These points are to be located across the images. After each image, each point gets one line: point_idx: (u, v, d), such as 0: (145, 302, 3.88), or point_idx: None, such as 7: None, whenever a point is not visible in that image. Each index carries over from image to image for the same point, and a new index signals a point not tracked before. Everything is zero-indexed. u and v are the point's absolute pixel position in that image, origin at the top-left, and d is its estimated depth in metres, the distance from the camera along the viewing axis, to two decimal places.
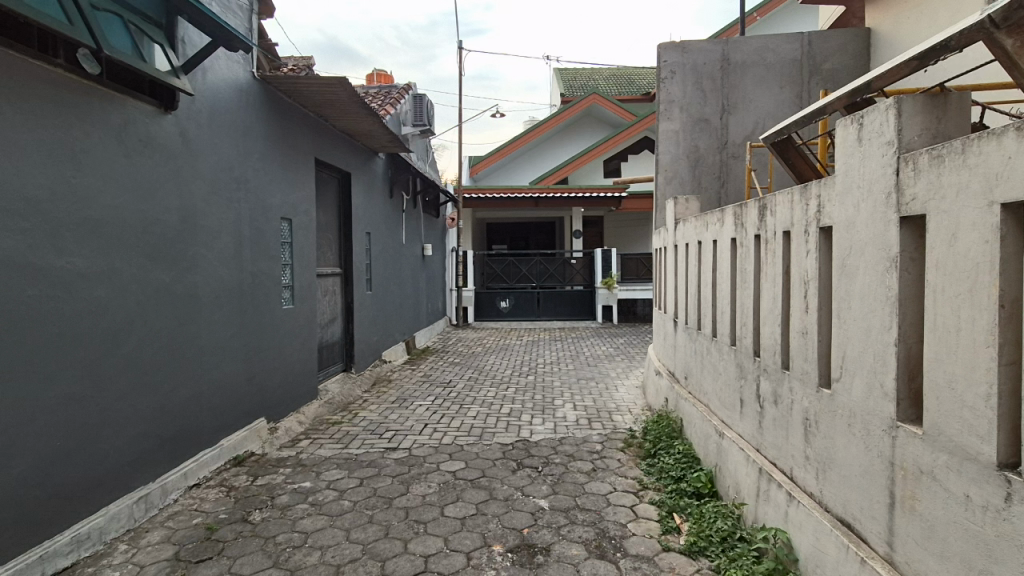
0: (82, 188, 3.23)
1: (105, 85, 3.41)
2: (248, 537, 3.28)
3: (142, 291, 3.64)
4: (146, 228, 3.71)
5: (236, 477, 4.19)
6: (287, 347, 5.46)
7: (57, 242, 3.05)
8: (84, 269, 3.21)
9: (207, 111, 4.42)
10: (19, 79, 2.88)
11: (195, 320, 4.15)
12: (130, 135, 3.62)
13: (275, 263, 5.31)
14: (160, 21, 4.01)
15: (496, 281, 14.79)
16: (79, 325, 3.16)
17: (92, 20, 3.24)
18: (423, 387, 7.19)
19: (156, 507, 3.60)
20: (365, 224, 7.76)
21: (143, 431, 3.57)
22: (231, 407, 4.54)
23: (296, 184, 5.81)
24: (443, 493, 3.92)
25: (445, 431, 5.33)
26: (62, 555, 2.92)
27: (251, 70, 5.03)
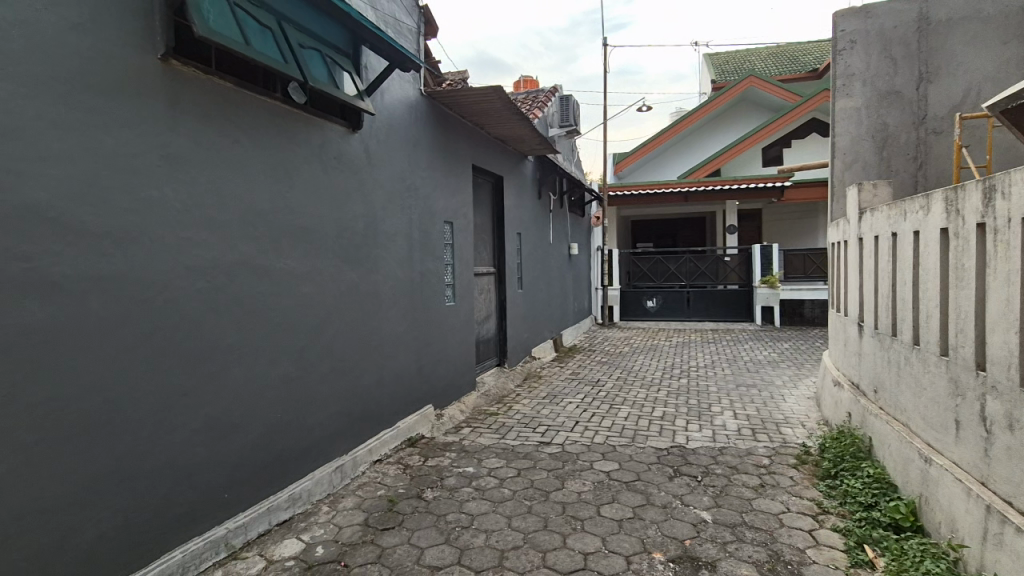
0: (293, 200, 3.83)
1: (310, 113, 4.02)
2: (423, 512, 3.60)
3: (336, 288, 4.21)
4: (339, 234, 4.28)
5: (410, 457, 4.65)
6: (450, 341, 5.89)
7: (277, 248, 3.66)
8: (296, 269, 3.81)
9: (384, 128, 4.94)
10: (250, 114, 3.51)
11: (377, 315, 4.68)
12: (327, 153, 4.20)
13: (439, 263, 5.76)
14: (348, 51, 4.58)
15: (643, 280, 14.38)
16: (293, 316, 3.76)
17: (300, 57, 3.83)
18: (572, 385, 7.25)
19: (349, 477, 4.15)
20: (516, 225, 8.05)
21: (337, 410, 4.12)
22: (406, 393, 5.04)
23: (456, 190, 6.25)
24: (598, 492, 3.91)
25: (597, 430, 5.31)
26: (282, 509, 3.51)
27: (420, 87, 5.52)
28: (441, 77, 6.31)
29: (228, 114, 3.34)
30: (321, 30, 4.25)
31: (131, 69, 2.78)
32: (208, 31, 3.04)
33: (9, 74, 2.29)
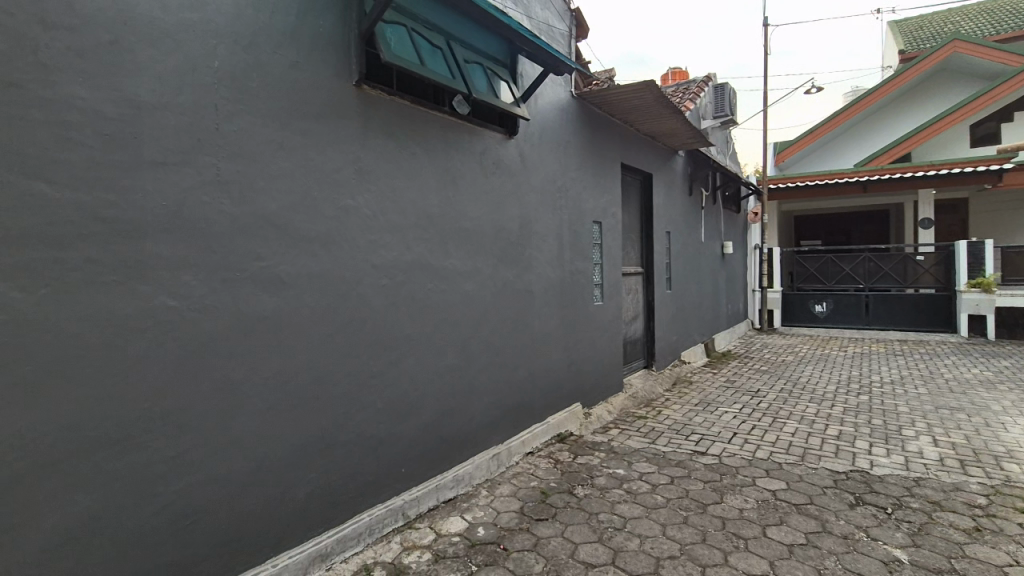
0: (457, 204, 4.14)
1: (473, 122, 4.31)
2: (575, 508, 3.66)
3: (494, 286, 4.46)
4: (497, 235, 4.53)
5: (561, 452, 4.75)
6: (598, 340, 5.89)
7: (445, 248, 4.00)
8: (460, 268, 4.12)
9: (538, 132, 5.11)
10: (423, 128, 3.87)
11: (530, 312, 4.85)
12: (486, 159, 4.46)
13: (588, 263, 5.79)
14: (506, 62, 4.82)
15: (810, 282, 12.91)
16: (457, 311, 4.07)
17: (464, 71, 4.13)
18: (728, 393, 6.77)
19: (505, 465, 4.38)
20: (666, 223, 7.76)
21: (494, 401, 4.36)
22: (556, 389, 5.16)
23: (605, 189, 6.21)
24: (763, 512, 3.60)
25: (759, 444, 4.89)
26: (448, 488, 3.83)
27: (571, 89, 5.59)
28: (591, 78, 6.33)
29: (405, 128, 3.73)
30: (483, 44, 4.54)
31: (332, 95, 3.25)
32: (390, 56, 3.43)
33: (250, 107, 2.82)
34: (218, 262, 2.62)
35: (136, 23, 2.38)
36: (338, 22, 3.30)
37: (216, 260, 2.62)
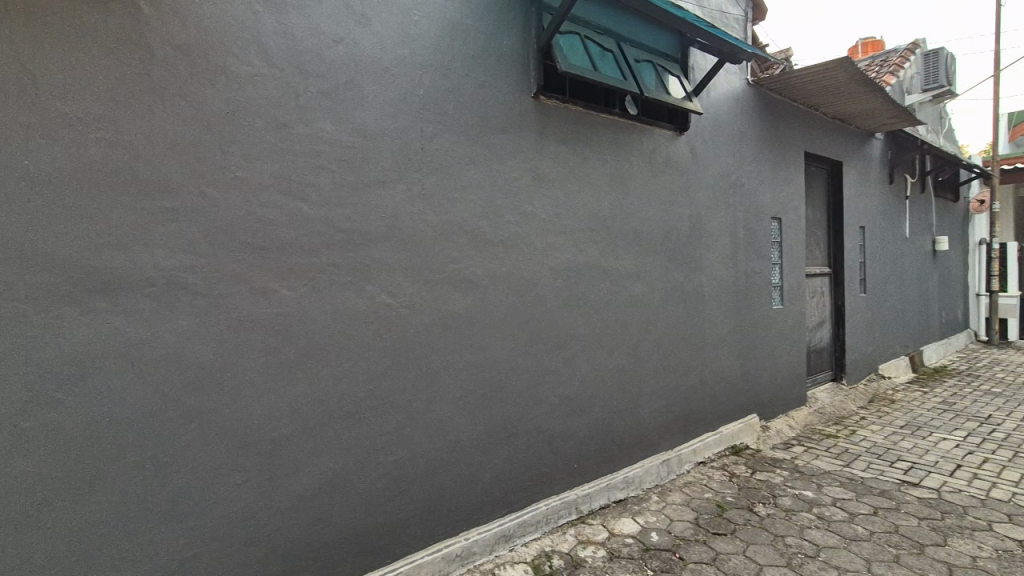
0: (628, 205, 4.14)
1: (643, 121, 4.25)
2: (757, 527, 3.42)
3: (664, 287, 4.36)
4: (667, 235, 4.42)
5: (736, 466, 4.46)
6: (777, 347, 5.40)
7: (615, 249, 4.02)
8: (630, 269, 4.11)
9: (710, 126, 4.86)
10: (595, 132, 3.94)
11: (701, 315, 4.64)
12: (656, 158, 4.38)
13: (766, 263, 5.34)
14: (676, 56, 4.67)
15: None
16: (627, 313, 4.06)
17: (635, 71, 4.10)
18: (945, 417, 5.70)
19: (675, 472, 4.26)
20: (860, 217, 6.80)
21: (664, 405, 4.26)
22: (729, 398, 4.85)
23: (786, 181, 5.67)
24: (1007, 564, 2.97)
25: (995, 481, 4.04)
26: (619, 489, 3.85)
27: (747, 77, 5.21)
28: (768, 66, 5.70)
29: (578, 133, 3.83)
30: (653, 42, 4.46)
31: (514, 109, 3.48)
32: (565, 66, 3.56)
33: (447, 126, 3.16)
34: (422, 265, 2.99)
35: (364, 63, 2.83)
36: (519, 39, 3.53)
37: (421, 263, 2.99)
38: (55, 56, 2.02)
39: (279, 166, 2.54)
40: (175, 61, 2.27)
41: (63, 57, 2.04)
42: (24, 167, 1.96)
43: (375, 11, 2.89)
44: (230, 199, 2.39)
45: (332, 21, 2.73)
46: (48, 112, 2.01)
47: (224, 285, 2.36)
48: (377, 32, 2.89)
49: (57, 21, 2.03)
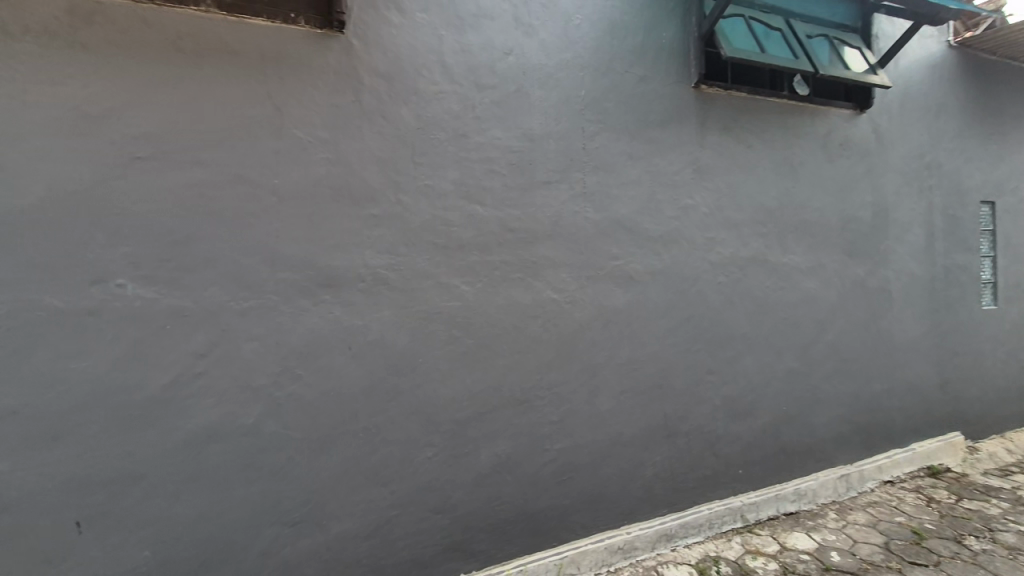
0: (800, 195, 3.81)
1: (816, 102, 3.88)
2: (968, 563, 2.96)
3: (842, 284, 3.94)
4: (846, 226, 3.98)
5: (935, 489, 3.89)
6: (988, 355, 4.56)
7: (784, 243, 3.73)
8: (802, 263, 3.78)
9: (900, 101, 4.26)
10: (761, 117, 3.69)
11: (888, 315, 4.10)
12: (833, 142, 3.96)
13: (974, 255, 4.54)
14: (856, 26, 4.17)
15: None
16: (798, 311, 3.75)
17: (808, 48, 3.76)
18: None
19: (855, 490, 3.85)
20: None
21: (841, 414, 3.87)
22: (924, 411, 4.23)
23: (1002, 157, 4.75)
24: None
25: None
26: (789, 501, 3.59)
27: (949, 38, 4.47)
28: (971, 27, 4.38)
29: (743, 121, 3.63)
30: (828, 13, 4.04)
31: (674, 101, 3.41)
32: (731, 51, 3.39)
33: (607, 124, 3.21)
34: (584, 262, 3.11)
35: (531, 72, 3.02)
36: (678, 30, 3.44)
37: (583, 260, 3.11)
38: (294, 92, 2.50)
39: (459, 174, 2.85)
40: (377, 87, 2.68)
41: (299, 93, 2.51)
42: (274, 185, 2.45)
43: (541, 20, 3.05)
44: (421, 206, 2.75)
45: (503, 36, 2.96)
46: (290, 139, 2.49)
47: (417, 281, 2.73)
48: (543, 40, 3.05)
49: (295, 64, 2.50)
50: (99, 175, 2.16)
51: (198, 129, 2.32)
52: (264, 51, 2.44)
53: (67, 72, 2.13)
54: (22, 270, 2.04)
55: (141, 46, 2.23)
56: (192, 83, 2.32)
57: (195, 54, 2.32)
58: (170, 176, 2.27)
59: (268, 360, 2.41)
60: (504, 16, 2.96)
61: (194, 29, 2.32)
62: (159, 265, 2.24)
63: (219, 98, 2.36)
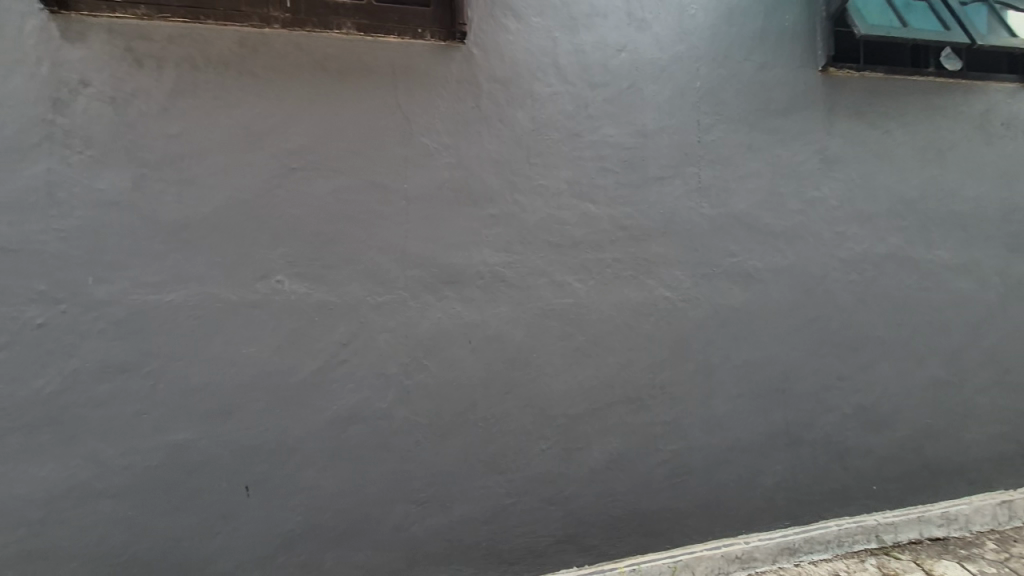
0: (949, 183, 3.40)
1: (970, 77, 3.43)
2: None
3: (1003, 282, 3.45)
4: (1010, 216, 3.48)
5: None
6: None
7: (930, 237, 3.35)
8: (952, 260, 3.37)
9: None
10: (901, 98, 3.34)
11: None
12: (993, 121, 3.48)
13: None
14: None
15: None
16: (947, 314, 3.35)
17: (961, 17, 3.33)
18: None
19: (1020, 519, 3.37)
20: None
21: (1001, 431, 3.40)
22: None
23: None
24: None
25: None
26: (935, 525, 3.23)
27: None
28: None
29: (880, 104, 3.31)
30: None
31: (799, 87, 3.19)
32: (866, 29, 3.10)
33: (725, 116, 3.08)
34: (699, 259, 3.02)
35: (644, 66, 2.98)
36: (804, 10, 3.21)
37: (697, 258, 3.02)
38: (421, 101, 2.69)
39: (572, 173, 2.89)
40: (495, 91, 2.79)
41: (426, 102, 2.69)
42: (404, 189, 2.66)
43: (655, 14, 3.00)
44: (535, 205, 2.83)
45: (616, 32, 2.95)
46: (417, 146, 2.68)
47: (532, 279, 2.81)
48: (657, 34, 3.00)
49: (422, 75, 2.69)
50: (262, 185, 2.48)
51: (341, 141, 2.58)
52: (395, 65, 2.66)
53: (237, 96, 2.46)
54: (206, 268, 2.40)
55: (295, 69, 2.53)
56: (335, 99, 2.58)
57: (338, 72, 2.58)
58: (318, 184, 2.54)
59: (398, 351, 2.62)
60: (617, 13, 2.95)
61: (337, 51, 2.58)
62: (310, 263, 2.52)
63: (357, 111, 2.60)
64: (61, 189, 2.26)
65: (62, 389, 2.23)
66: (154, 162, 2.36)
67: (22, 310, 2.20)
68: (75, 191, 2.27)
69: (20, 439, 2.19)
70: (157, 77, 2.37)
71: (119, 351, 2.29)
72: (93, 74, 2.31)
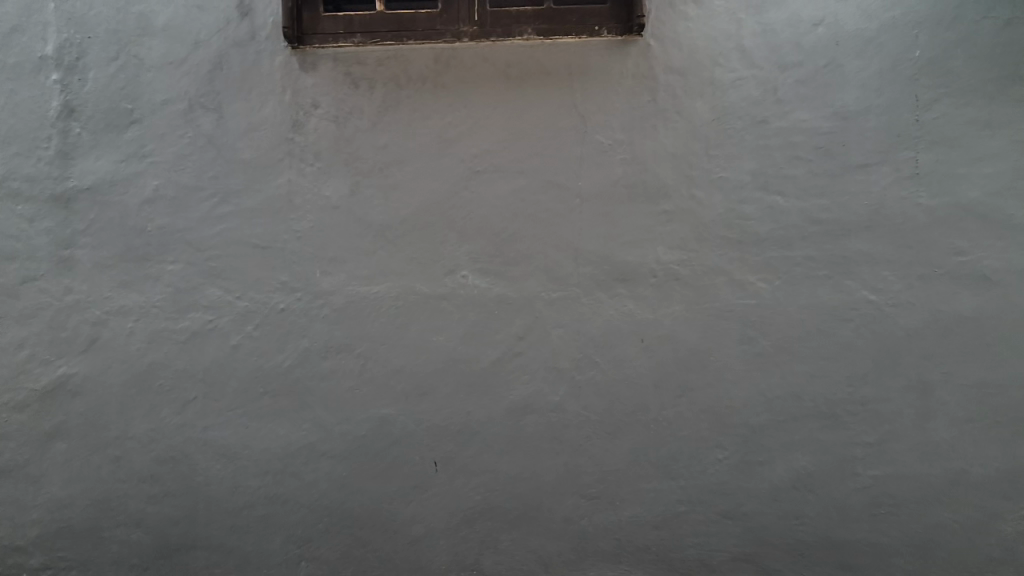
0: None
1: None
2: None
3: None
4: None
5: None
6: None
7: None
8: None
9: None
10: None
11: None
12: None
13: None
14: None
15: None
16: None
17: None
18: None
19: None
20: None
21: None
22: None
23: None
24: None
25: None
26: None
27: None
28: None
29: None
30: None
31: None
32: None
33: (953, 88, 2.59)
34: (914, 258, 2.59)
35: (846, 40, 2.64)
36: None
37: (912, 256, 2.60)
38: (597, 99, 2.70)
39: (757, 164, 2.67)
40: (672, 83, 2.69)
41: (602, 99, 2.70)
42: (578, 187, 2.69)
43: None
44: (715, 200, 2.68)
45: (813, 5, 2.65)
46: (592, 143, 2.70)
47: (709, 278, 2.66)
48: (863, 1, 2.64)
49: (599, 72, 2.70)
50: (451, 188, 2.70)
51: (520, 143, 2.70)
52: (572, 66, 2.70)
53: (432, 107, 2.71)
54: (404, 264, 2.69)
55: (481, 78, 2.71)
56: (516, 104, 2.70)
57: (519, 78, 2.71)
58: (500, 185, 2.70)
59: (571, 346, 2.67)
60: None
61: (519, 57, 2.71)
62: (491, 260, 2.68)
63: (536, 113, 2.70)
64: (298, 196, 2.70)
65: (296, 364, 2.67)
66: (365, 171, 2.71)
67: (271, 297, 2.68)
68: (308, 198, 2.70)
69: (268, 402, 2.67)
70: (368, 96, 2.71)
71: (337, 334, 2.67)
72: (322, 98, 2.71)
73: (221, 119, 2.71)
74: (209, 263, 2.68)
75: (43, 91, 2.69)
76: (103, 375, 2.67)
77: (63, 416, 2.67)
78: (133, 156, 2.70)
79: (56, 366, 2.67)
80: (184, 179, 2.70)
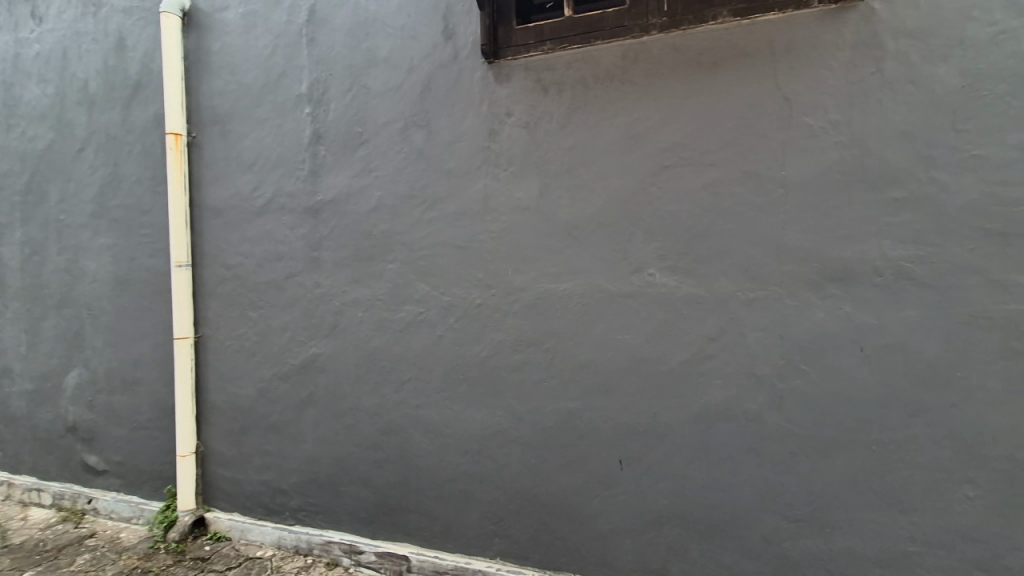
0: None
1: None
2: None
3: None
4: None
5: None
6: None
7: None
8: None
9: None
10: None
11: None
12: None
13: None
14: None
15: None
16: None
17: None
18: None
19: None
20: None
21: None
22: None
23: None
24: None
25: None
26: None
27: None
28: None
29: None
30: None
31: None
32: None
33: None
34: None
35: None
36: None
37: None
38: (806, 77, 2.42)
39: None
40: (907, 48, 2.29)
41: (812, 77, 2.41)
42: (782, 176, 2.45)
43: None
44: (966, 183, 2.21)
45: None
46: (799, 127, 2.43)
47: (957, 277, 2.21)
48: None
49: (808, 47, 2.41)
50: (639, 184, 2.66)
51: (714, 133, 2.55)
52: (775, 44, 2.46)
53: (619, 105, 2.70)
54: (592, 262, 2.73)
55: (672, 69, 2.61)
56: (709, 92, 2.56)
57: (713, 64, 2.55)
58: (691, 179, 2.58)
59: (772, 351, 2.44)
60: None
61: (713, 42, 2.55)
62: (680, 257, 2.58)
63: (732, 100, 2.52)
64: (494, 200, 2.91)
65: (491, 354, 2.89)
66: (553, 173, 2.81)
67: (470, 292, 2.94)
68: (502, 201, 2.90)
69: (466, 389, 2.93)
70: (557, 100, 2.81)
71: (527, 329, 2.83)
72: (515, 106, 2.88)
73: (430, 133, 3.05)
74: (420, 262, 3.04)
75: (299, 122, 3.31)
76: (339, 356, 3.20)
77: (312, 388, 3.26)
78: (362, 171, 3.17)
79: (308, 347, 3.28)
80: (400, 189, 3.09)
